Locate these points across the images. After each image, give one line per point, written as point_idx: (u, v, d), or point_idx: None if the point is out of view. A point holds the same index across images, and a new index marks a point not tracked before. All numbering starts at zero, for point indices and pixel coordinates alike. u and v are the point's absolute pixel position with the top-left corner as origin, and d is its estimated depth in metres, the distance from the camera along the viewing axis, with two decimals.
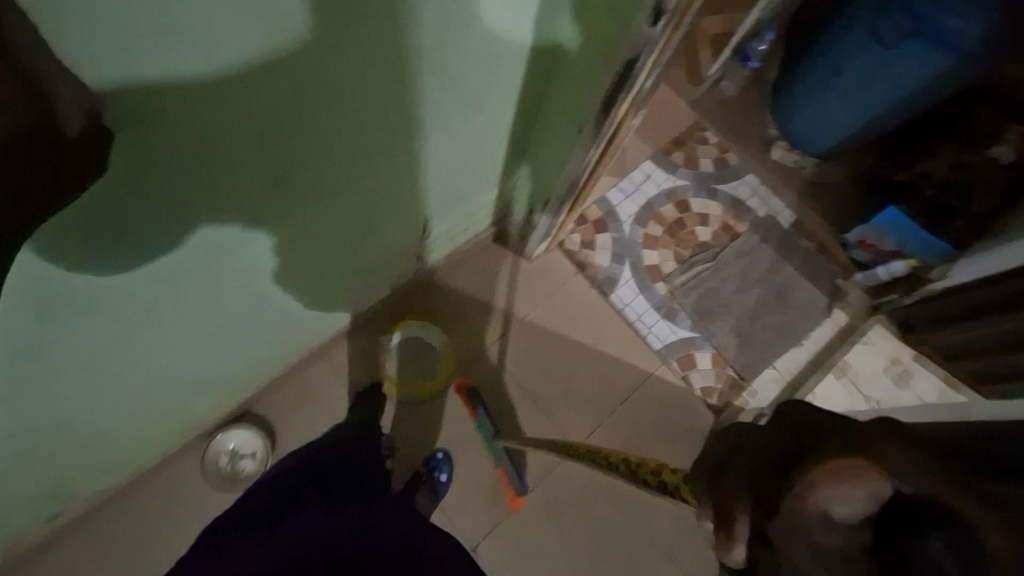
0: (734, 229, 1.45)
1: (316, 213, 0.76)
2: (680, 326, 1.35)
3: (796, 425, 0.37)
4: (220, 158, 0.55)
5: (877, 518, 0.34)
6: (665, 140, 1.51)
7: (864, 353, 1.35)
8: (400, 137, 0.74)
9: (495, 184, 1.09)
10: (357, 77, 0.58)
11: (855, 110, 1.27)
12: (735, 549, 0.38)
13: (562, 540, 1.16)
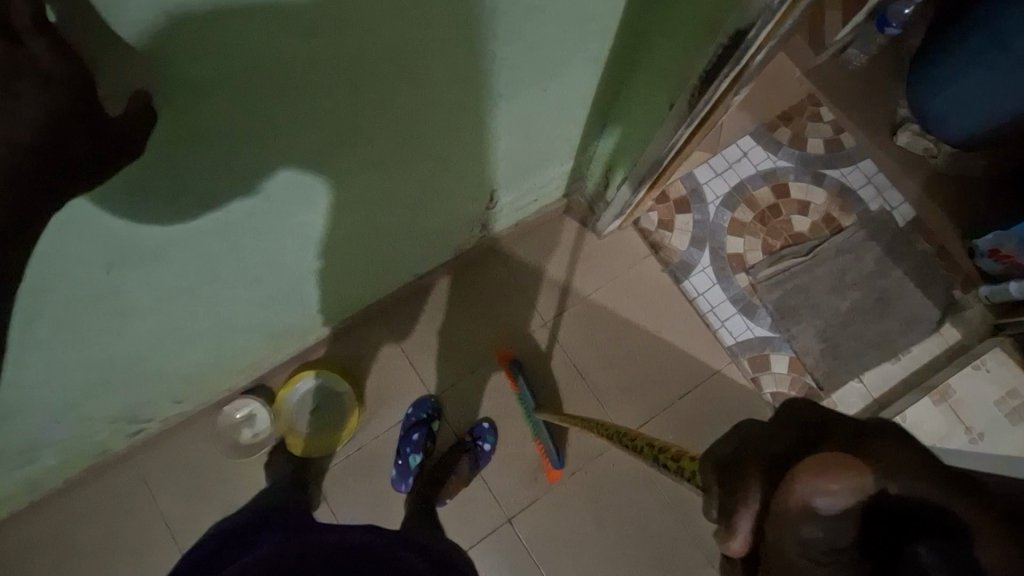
0: (837, 222, 1.29)
1: (375, 179, 0.75)
2: (758, 324, 1.24)
3: (802, 420, 0.37)
4: (280, 123, 0.54)
5: (863, 518, 0.33)
6: (770, 115, 1.35)
7: (974, 380, 1.17)
8: (469, 106, 0.70)
9: (572, 156, 1.03)
10: (425, 41, 0.54)
11: (1014, 94, 1.06)
12: (733, 540, 0.36)
13: (600, 527, 1.14)
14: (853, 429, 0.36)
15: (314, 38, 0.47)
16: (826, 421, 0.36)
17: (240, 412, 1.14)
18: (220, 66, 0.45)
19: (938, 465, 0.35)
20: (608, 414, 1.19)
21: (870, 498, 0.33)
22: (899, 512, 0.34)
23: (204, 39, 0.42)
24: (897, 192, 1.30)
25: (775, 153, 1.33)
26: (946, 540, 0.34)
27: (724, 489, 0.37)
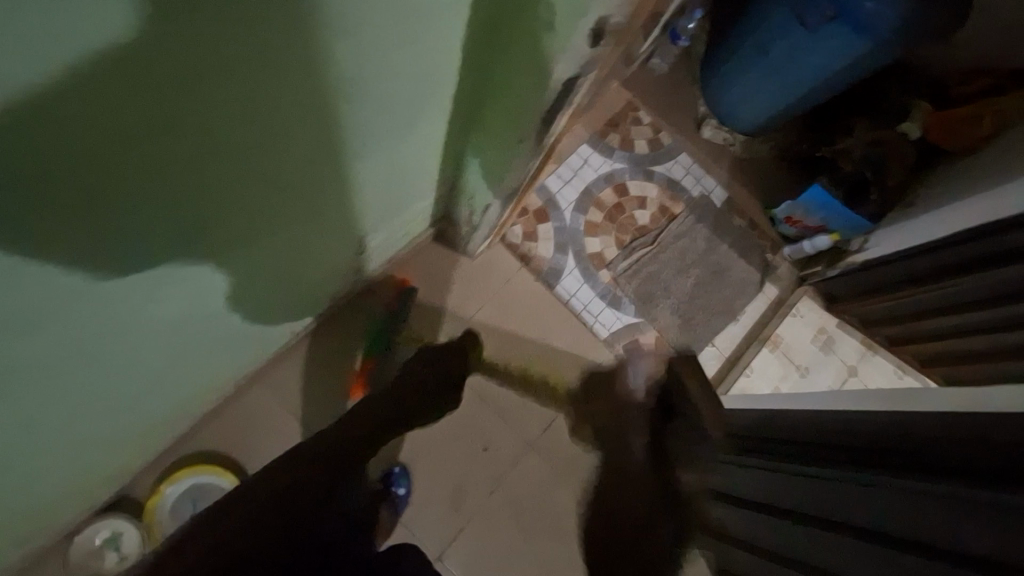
0: (671, 211, 1.47)
1: (241, 252, 0.71)
2: (625, 313, 1.37)
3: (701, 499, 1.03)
4: (171, 186, 0.49)
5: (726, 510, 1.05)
6: (601, 122, 1.50)
7: (794, 325, 1.43)
8: (361, 148, 0.70)
9: (438, 190, 1.05)
10: (285, 107, 0.52)
11: (780, 88, 1.30)
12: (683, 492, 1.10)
13: (526, 539, 1.19)
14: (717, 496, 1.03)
15: (217, 94, 0.44)
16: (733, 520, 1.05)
17: (99, 536, 1.00)
18: (112, 138, 0.39)
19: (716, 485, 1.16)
20: (512, 427, 1.24)
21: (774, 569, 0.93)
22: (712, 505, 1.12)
23: (97, 114, 0.37)
24: (711, 178, 1.50)
25: (611, 156, 1.47)
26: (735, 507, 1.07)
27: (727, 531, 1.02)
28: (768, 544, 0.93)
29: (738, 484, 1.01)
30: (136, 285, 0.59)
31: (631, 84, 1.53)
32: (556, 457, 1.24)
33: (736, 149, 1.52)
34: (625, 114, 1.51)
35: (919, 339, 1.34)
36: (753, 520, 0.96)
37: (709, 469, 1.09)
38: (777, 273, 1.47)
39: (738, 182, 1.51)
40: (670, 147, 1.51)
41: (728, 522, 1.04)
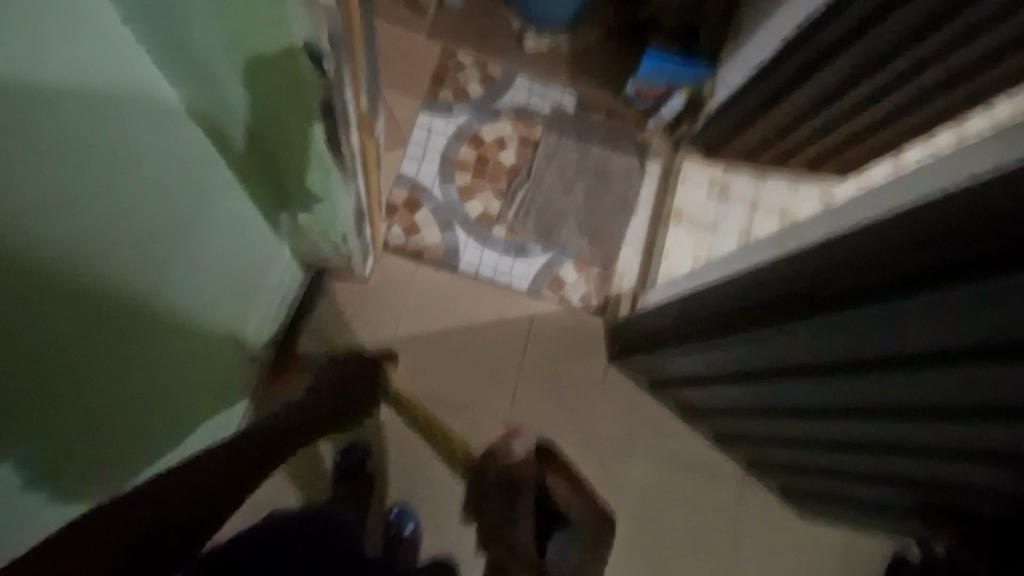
0: (532, 138, 1.43)
1: (111, 432, 0.64)
2: (536, 257, 1.35)
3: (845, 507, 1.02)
4: (15, 362, 0.45)
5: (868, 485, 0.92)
6: (426, 83, 1.41)
7: (688, 190, 1.45)
8: (180, 249, 0.67)
9: (276, 251, 1.00)
10: (34, 291, 0.45)
11: None
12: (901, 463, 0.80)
13: None
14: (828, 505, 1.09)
15: (23, 264, 0.44)
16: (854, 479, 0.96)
17: None
18: None
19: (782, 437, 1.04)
20: (481, 414, 1.23)
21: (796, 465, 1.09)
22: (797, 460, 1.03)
23: None
24: (554, 88, 1.46)
25: (452, 113, 1.40)
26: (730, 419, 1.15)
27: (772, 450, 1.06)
28: (778, 403, 0.94)
29: (719, 365, 1.00)
30: (10, 514, 0.52)
31: (435, 32, 1.45)
32: (535, 417, 1.25)
33: (563, 48, 1.48)
34: (444, 65, 1.43)
35: (796, 153, 1.35)
36: (759, 394, 0.97)
37: (685, 359, 1.08)
38: (652, 148, 1.47)
39: (579, 80, 1.47)
40: (503, 76, 1.45)
41: (732, 398, 1.05)
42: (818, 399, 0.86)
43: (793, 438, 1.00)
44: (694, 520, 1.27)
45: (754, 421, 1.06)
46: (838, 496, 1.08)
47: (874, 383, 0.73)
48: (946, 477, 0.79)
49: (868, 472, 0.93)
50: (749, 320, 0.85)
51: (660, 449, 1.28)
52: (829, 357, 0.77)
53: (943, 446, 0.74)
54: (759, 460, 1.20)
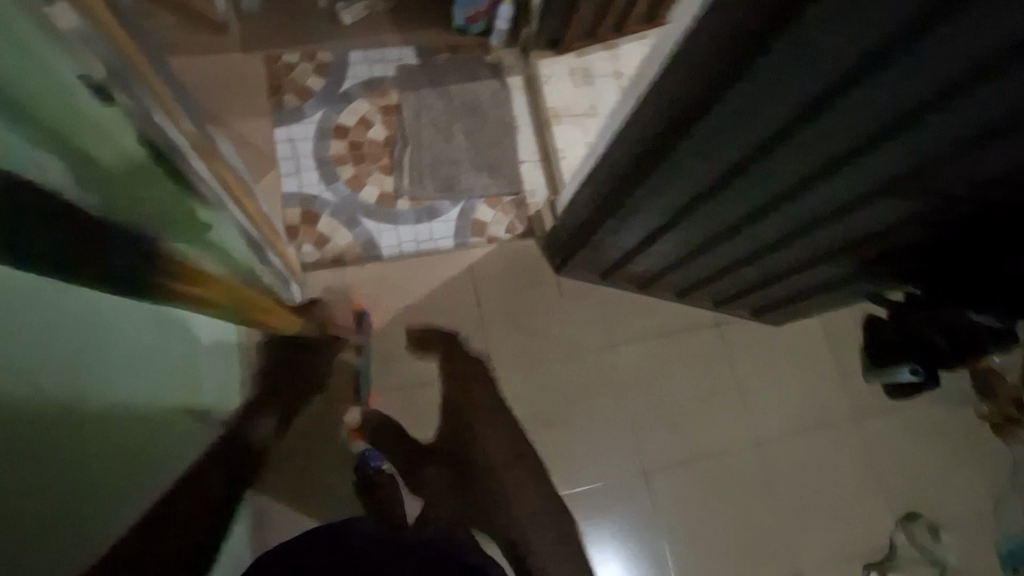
0: (392, 105, 1.41)
1: (107, 521, 0.63)
2: (448, 212, 1.36)
3: (803, 292, 1.16)
4: None
5: (809, 263, 1.02)
6: (264, 96, 1.35)
7: (557, 87, 1.46)
8: (94, 356, 0.63)
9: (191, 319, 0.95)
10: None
11: None
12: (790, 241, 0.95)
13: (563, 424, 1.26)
14: (785, 295, 1.20)
15: None
16: (795, 266, 1.05)
17: None
18: None
19: (721, 264, 1.12)
20: (468, 375, 1.25)
21: (748, 281, 1.17)
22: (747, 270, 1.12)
23: None
24: (388, 49, 1.44)
25: (305, 115, 1.36)
26: (683, 272, 1.21)
27: (721, 270, 1.14)
28: (725, 221, 0.95)
29: (654, 219, 1.00)
30: None
31: (249, 45, 1.38)
32: (517, 354, 1.28)
33: (378, 9, 1.45)
34: (274, 72, 1.37)
35: (633, 5, 1.37)
36: (703, 225, 0.98)
37: (626, 229, 1.08)
38: (504, 65, 1.48)
39: (409, 33, 1.46)
40: (335, 59, 1.41)
41: (684, 242, 1.07)
42: (756, 199, 0.85)
43: (755, 247, 1.02)
44: (696, 372, 1.34)
45: (714, 252, 1.07)
46: (790, 289, 1.18)
47: (794, 152, 0.73)
48: (900, 209, 0.80)
49: (833, 245, 0.94)
50: (653, 165, 0.84)
51: (637, 326, 1.34)
52: (741, 155, 0.76)
53: (885, 179, 0.74)
54: (727, 291, 1.25)
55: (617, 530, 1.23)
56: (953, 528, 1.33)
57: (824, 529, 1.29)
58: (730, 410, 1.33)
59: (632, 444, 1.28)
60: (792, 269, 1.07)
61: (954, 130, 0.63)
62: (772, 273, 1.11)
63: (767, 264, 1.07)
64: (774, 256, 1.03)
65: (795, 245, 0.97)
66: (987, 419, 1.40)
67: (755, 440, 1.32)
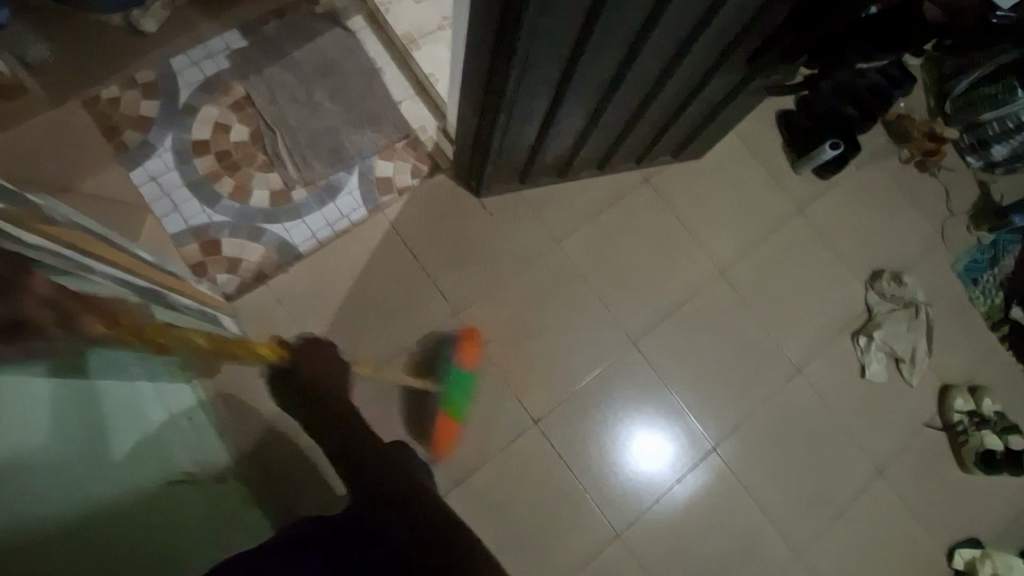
0: (241, 97, 1.29)
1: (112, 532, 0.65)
2: (348, 182, 1.29)
3: (713, 112, 1.15)
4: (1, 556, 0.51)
5: (709, 77, 1.00)
6: (103, 143, 1.22)
7: (401, 11, 1.35)
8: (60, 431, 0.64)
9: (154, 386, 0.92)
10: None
11: None
12: (682, 58, 0.92)
13: (545, 331, 1.28)
14: (699, 120, 1.19)
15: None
16: (696, 86, 1.03)
17: None
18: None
19: (628, 112, 1.09)
20: (436, 326, 1.24)
21: (661, 118, 1.15)
22: (656, 108, 1.09)
23: None
24: (209, 41, 1.30)
25: (155, 145, 1.24)
26: (597, 139, 1.17)
27: (630, 119, 1.12)
28: (616, 58, 0.90)
29: (545, 93, 0.95)
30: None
31: (58, 96, 1.23)
32: (472, 287, 1.27)
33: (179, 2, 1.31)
34: (101, 114, 1.24)
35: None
36: (591, 82, 0.95)
37: (521, 121, 1.02)
38: (339, 9, 1.36)
39: (223, 15, 1.32)
40: (159, 73, 1.27)
41: (585, 103, 1.02)
42: (634, 16, 0.81)
43: (654, 74, 0.98)
44: (643, 232, 1.35)
45: (616, 101, 1.03)
46: (701, 113, 1.16)
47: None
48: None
49: (723, 40, 0.91)
50: (515, 37, 0.78)
51: (574, 213, 1.33)
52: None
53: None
54: (643, 140, 1.24)
55: (627, 401, 1.28)
56: (911, 269, 1.43)
57: (806, 318, 1.37)
58: (686, 252, 1.36)
59: (612, 320, 1.31)
60: (693, 89, 1.05)
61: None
62: (681, 100, 1.09)
63: (671, 95, 1.05)
64: (673, 84, 1.01)
65: (689, 62, 0.94)
66: (910, 161, 1.48)
67: (718, 268, 1.36)
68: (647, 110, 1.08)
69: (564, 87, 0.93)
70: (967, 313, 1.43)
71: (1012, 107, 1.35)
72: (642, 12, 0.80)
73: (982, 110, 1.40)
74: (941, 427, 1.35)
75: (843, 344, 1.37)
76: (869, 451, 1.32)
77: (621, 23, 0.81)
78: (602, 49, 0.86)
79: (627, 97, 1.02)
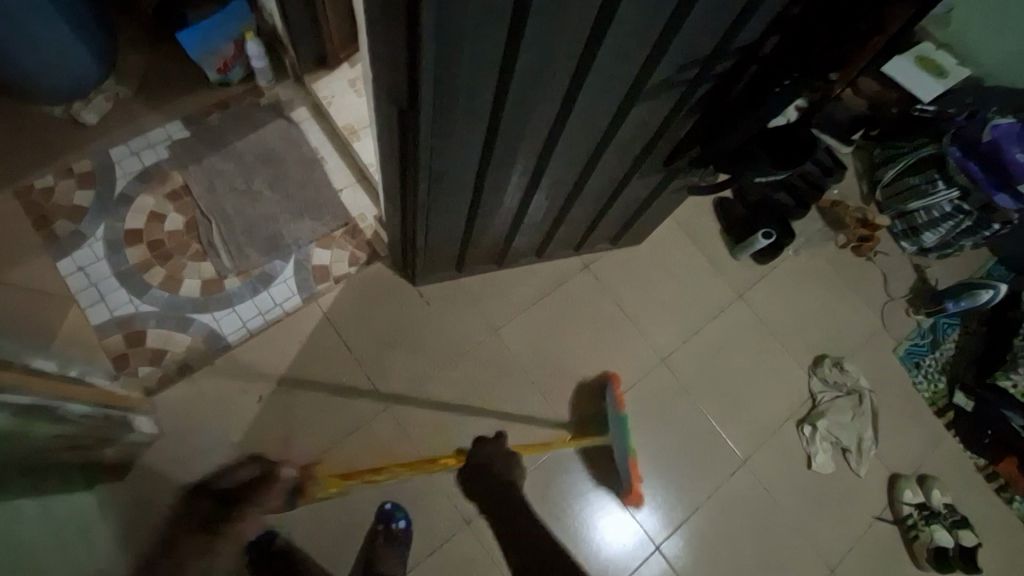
0: (179, 186, 1.30)
1: None
2: (283, 270, 1.27)
3: (640, 206, 1.18)
4: None
5: (628, 177, 1.03)
6: (31, 233, 1.21)
7: (344, 102, 1.38)
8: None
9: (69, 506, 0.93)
10: None
11: (48, 26, 1.14)
12: (595, 164, 0.95)
13: (481, 424, 1.24)
14: (628, 213, 1.22)
15: None
16: (616, 184, 1.06)
17: None
18: None
19: (556, 206, 1.11)
20: (368, 421, 1.20)
21: (592, 212, 1.18)
22: (583, 204, 1.12)
23: None
24: (150, 132, 1.32)
25: (85, 235, 1.23)
26: (530, 231, 1.19)
27: (559, 213, 1.14)
28: (530, 167, 0.92)
29: (464, 194, 0.96)
30: None
31: None
32: (406, 378, 1.24)
33: (123, 94, 1.34)
34: (32, 204, 1.23)
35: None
36: (509, 185, 0.97)
37: (444, 220, 1.03)
38: (284, 100, 1.40)
39: (167, 106, 1.34)
40: (98, 163, 1.28)
41: (508, 203, 1.03)
42: (539, 128, 0.82)
43: (573, 178, 1.00)
44: (583, 319, 1.35)
45: (541, 199, 1.04)
46: (629, 207, 1.18)
47: (537, 70, 0.69)
48: (665, 88, 0.78)
49: (634, 147, 0.93)
50: (417, 157, 0.80)
51: (514, 299, 1.33)
52: (490, 89, 0.71)
53: (635, 56, 0.71)
54: (578, 231, 1.25)
55: (561, 501, 1.23)
56: (852, 355, 1.43)
57: (748, 408, 1.35)
58: (626, 339, 1.35)
59: (550, 413, 1.27)
60: (614, 188, 1.08)
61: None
62: (606, 196, 1.11)
63: (593, 192, 1.07)
64: (592, 185, 1.03)
65: (605, 166, 0.97)
66: (846, 246, 1.51)
67: (659, 356, 1.35)
68: (573, 205, 1.11)
69: (483, 190, 0.95)
70: (911, 400, 1.42)
71: (937, 198, 1.38)
72: (546, 127, 0.82)
73: (910, 199, 1.44)
74: (893, 521, 1.32)
75: (787, 434, 1.34)
76: (819, 549, 1.27)
77: (529, 137, 0.84)
78: (514, 159, 0.88)
79: (549, 196, 1.05)
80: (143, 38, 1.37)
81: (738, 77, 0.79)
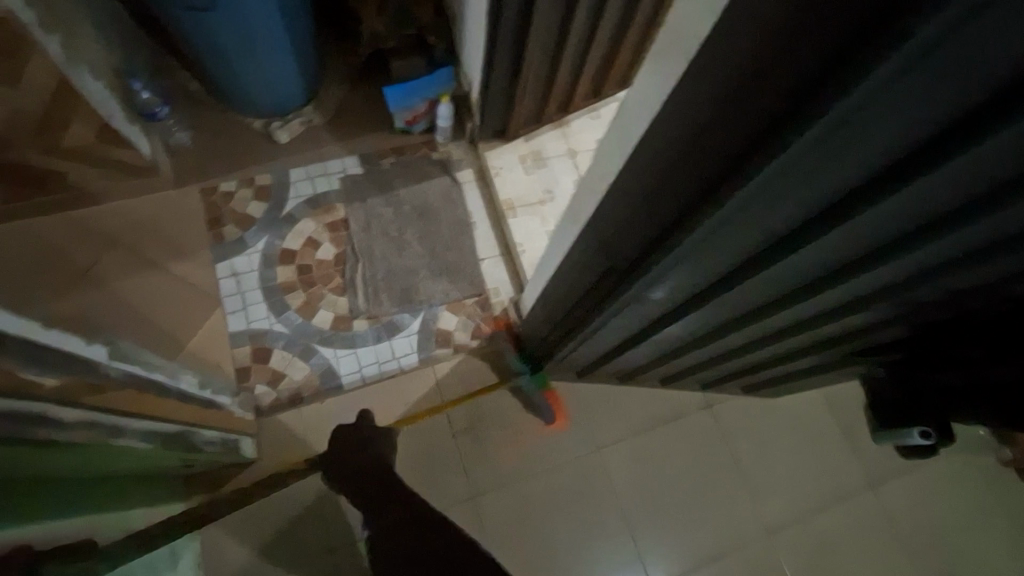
0: (340, 219, 1.35)
1: None
2: (409, 326, 1.28)
3: (794, 372, 1.07)
4: None
5: (798, 355, 0.94)
6: (203, 232, 1.30)
7: (510, 176, 1.40)
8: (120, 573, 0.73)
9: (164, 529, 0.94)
10: None
11: (280, 57, 1.24)
12: (771, 341, 0.87)
13: (559, 546, 1.17)
14: (777, 376, 1.11)
15: None
16: (781, 357, 0.97)
17: None
18: None
19: (705, 358, 1.04)
20: (448, 506, 1.16)
21: (738, 368, 1.09)
22: (734, 361, 1.03)
23: None
24: (329, 162, 1.39)
25: (247, 244, 1.30)
26: (668, 367, 1.12)
27: (705, 362, 1.05)
28: (702, 329, 0.86)
29: (624, 330, 0.91)
30: None
31: (181, 181, 1.34)
32: (496, 475, 1.19)
33: (316, 121, 1.42)
34: (212, 204, 1.32)
35: (578, 79, 1.31)
36: (671, 337, 0.91)
37: (591, 343, 0.99)
38: (453, 159, 1.44)
39: (350, 141, 1.42)
40: (276, 180, 1.37)
41: (660, 346, 0.97)
42: (734, 308, 0.75)
43: (739, 344, 0.92)
44: (692, 462, 1.25)
45: (696, 350, 0.97)
46: (782, 372, 1.09)
47: (765, 277, 0.62)
48: (898, 310, 0.68)
49: (823, 339, 0.84)
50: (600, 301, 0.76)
51: (624, 421, 1.26)
52: (708, 278, 0.65)
53: (884, 287, 0.61)
54: (715, 375, 1.17)
55: None
56: None
57: None
58: (734, 499, 1.23)
59: (632, 556, 1.18)
60: (775, 358, 0.98)
61: (973, 240, 0.49)
62: (762, 361, 1.02)
63: (751, 356, 0.99)
64: (754, 353, 0.95)
65: (781, 343, 0.89)
66: (1009, 464, 1.31)
67: (765, 529, 1.22)
68: (725, 360, 1.02)
69: (645, 335, 0.90)
70: None
71: None
72: (742, 311, 0.76)
73: None
74: None
75: None
76: None
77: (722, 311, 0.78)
78: (691, 323, 0.82)
79: (705, 351, 0.97)
80: (348, 74, 1.46)
81: (987, 332, 0.66)
